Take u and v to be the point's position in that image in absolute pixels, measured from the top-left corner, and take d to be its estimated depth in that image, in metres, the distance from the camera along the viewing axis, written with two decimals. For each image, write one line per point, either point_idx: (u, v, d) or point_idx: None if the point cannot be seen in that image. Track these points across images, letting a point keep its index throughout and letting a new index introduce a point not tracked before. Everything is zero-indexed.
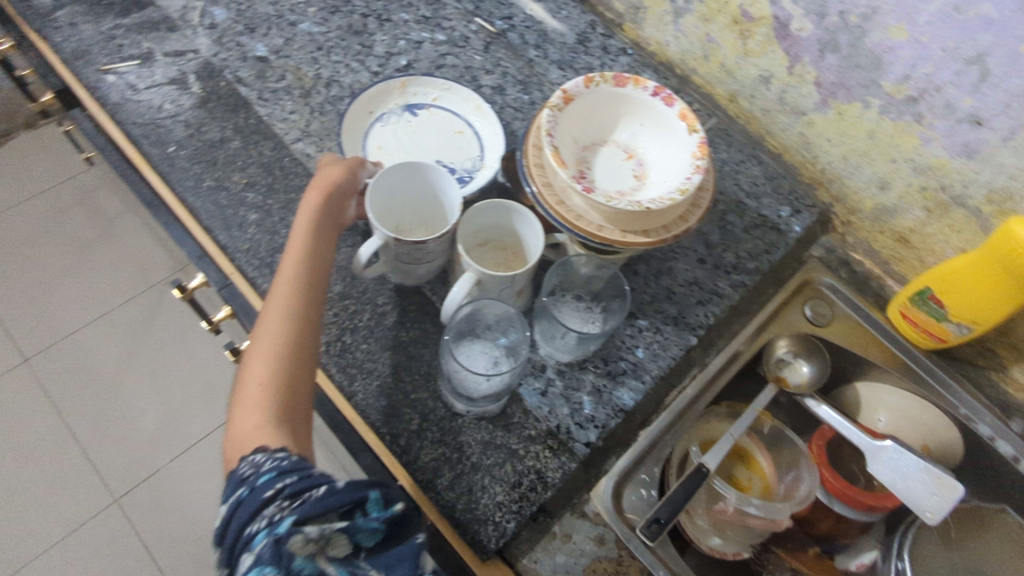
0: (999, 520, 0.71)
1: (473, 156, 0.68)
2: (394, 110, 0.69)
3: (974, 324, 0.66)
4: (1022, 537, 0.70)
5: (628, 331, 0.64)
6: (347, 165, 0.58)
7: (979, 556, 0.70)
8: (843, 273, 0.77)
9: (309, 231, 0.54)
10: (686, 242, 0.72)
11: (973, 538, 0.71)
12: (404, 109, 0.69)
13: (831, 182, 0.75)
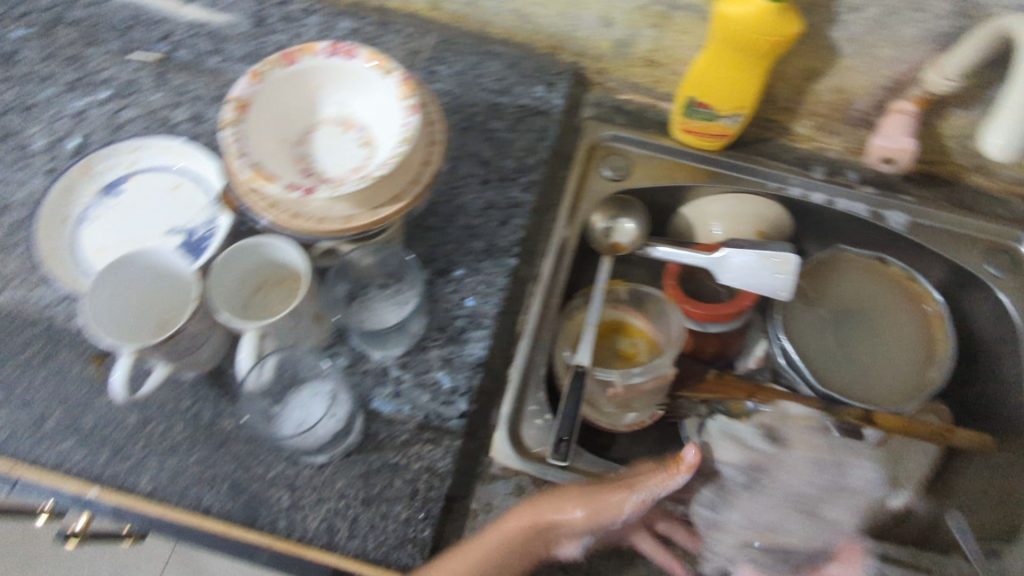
0: (842, 258, 0.77)
1: (201, 204, 0.61)
2: (92, 200, 0.61)
3: (742, 110, 0.68)
4: (862, 263, 0.77)
5: (449, 288, 0.62)
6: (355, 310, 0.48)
7: (841, 297, 0.76)
8: (620, 118, 0.76)
9: None
10: (464, 170, 0.68)
11: (830, 285, 0.76)
12: (102, 193, 0.62)
13: (565, 42, 0.73)
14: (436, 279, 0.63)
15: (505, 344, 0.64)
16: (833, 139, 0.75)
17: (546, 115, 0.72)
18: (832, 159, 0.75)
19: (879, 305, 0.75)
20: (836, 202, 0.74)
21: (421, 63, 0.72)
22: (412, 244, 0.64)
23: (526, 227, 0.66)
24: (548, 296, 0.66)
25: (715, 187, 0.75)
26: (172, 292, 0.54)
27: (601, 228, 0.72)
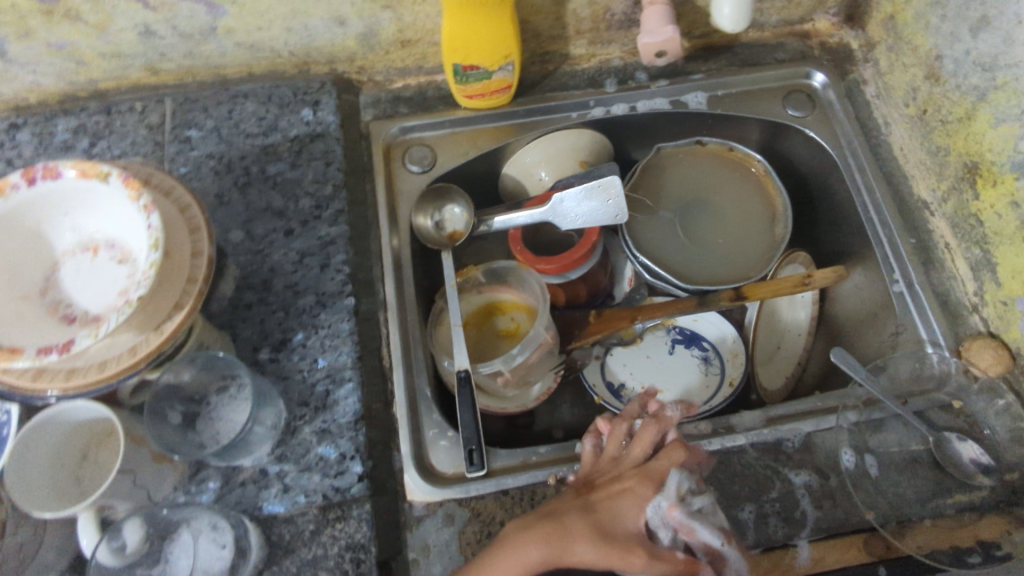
0: (663, 157, 0.77)
1: None
2: None
3: (510, 58, 0.64)
4: (681, 153, 0.77)
5: (296, 357, 0.58)
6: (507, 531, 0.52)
7: (677, 193, 0.76)
8: (404, 108, 0.72)
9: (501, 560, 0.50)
10: (261, 228, 0.62)
11: (662, 186, 0.77)
12: None
13: (310, 56, 0.67)
14: (279, 355, 0.58)
15: (378, 385, 0.61)
16: (611, 47, 0.74)
17: (324, 137, 0.66)
18: (617, 67, 0.75)
19: (709, 187, 0.76)
20: (637, 108, 0.74)
21: (169, 135, 0.65)
22: (238, 330, 0.59)
23: (350, 261, 0.62)
24: (404, 317, 0.64)
25: (522, 138, 0.73)
26: None
27: (430, 225, 0.69)
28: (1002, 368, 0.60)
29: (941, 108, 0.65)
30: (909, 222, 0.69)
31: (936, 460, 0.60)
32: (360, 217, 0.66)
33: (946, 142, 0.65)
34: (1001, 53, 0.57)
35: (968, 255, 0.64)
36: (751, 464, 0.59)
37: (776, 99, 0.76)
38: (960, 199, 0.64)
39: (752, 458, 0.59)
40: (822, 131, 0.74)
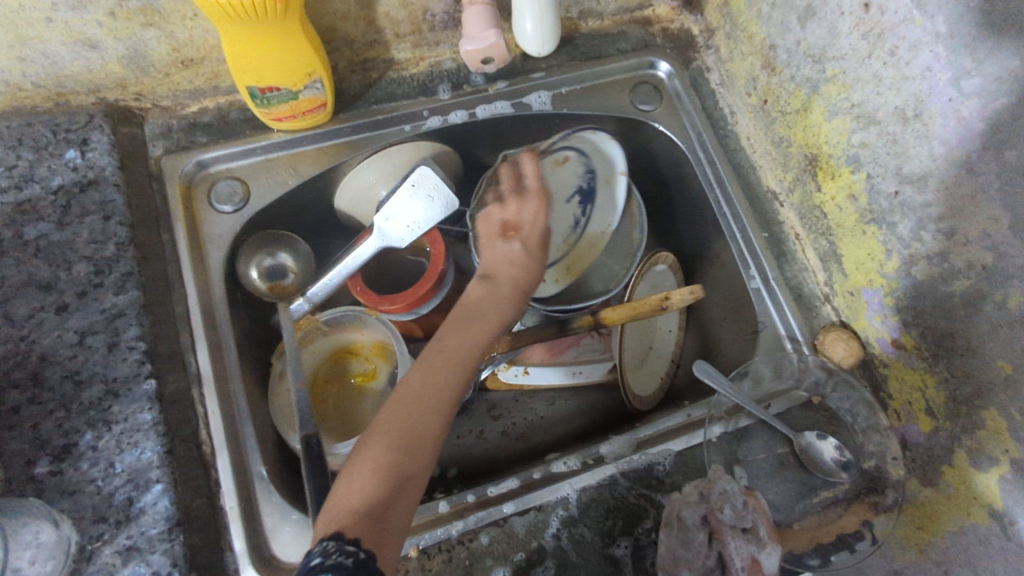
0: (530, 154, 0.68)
1: None
2: None
3: (313, 74, 0.56)
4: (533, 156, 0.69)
5: (84, 463, 0.48)
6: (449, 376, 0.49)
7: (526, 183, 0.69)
8: (201, 135, 0.62)
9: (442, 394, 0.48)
10: (24, 306, 0.51)
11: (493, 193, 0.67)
12: None
13: (64, 84, 0.55)
14: (62, 465, 0.48)
15: (199, 476, 0.51)
16: (440, 49, 0.66)
17: (98, 184, 0.55)
18: (451, 70, 0.68)
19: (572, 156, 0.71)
20: (475, 115, 0.67)
21: None
22: (4, 442, 0.47)
23: (145, 334, 0.52)
24: (224, 389, 0.56)
25: (350, 159, 0.64)
26: None
27: (256, 273, 0.62)
28: (855, 359, 0.60)
29: (780, 99, 0.63)
30: (760, 215, 0.68)
31: (800, 461, 0.60)
32: (157, 275, 0.56)
33: (787, 133, 0.63)
34: (827, 44, 0.56)
35: (817, 245, 0.63)
36: (625, 498, 0.55)
37: (622, 94, 0.72)
38: (805, 190, 0.63)
39: (625, 491, 0.56)
40: (670, 124, 0.72)
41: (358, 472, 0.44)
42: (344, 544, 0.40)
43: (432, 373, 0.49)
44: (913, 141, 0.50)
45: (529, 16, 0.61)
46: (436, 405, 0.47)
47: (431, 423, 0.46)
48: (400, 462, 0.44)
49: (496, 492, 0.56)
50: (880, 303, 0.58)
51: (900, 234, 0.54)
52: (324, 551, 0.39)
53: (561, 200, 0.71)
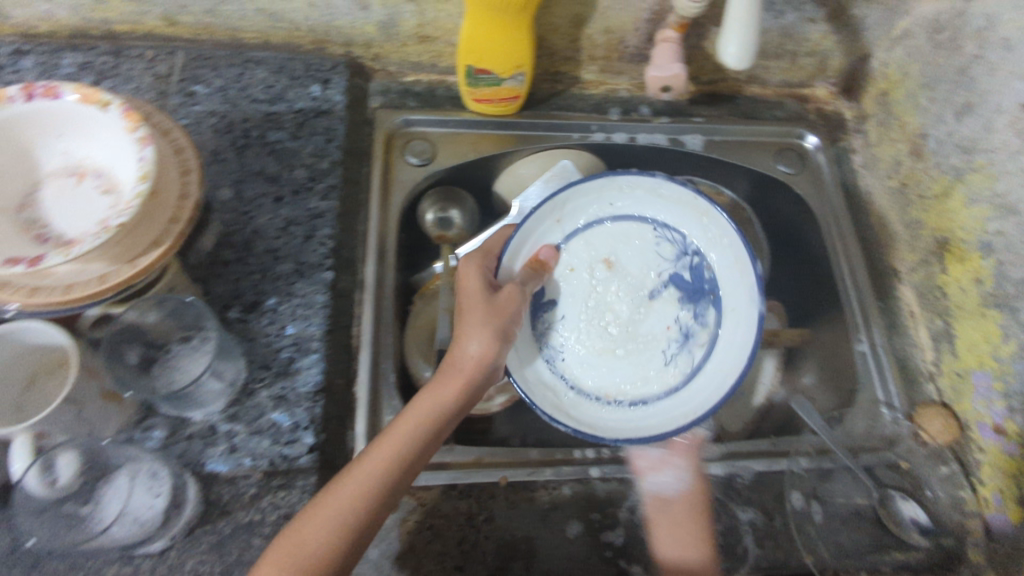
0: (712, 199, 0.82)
1: None
2: None
3: (520, 69, 0.67)
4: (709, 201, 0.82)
5: (264, 321, 0.57)
6: (370, 465, 0.48)
7: None
8: (411, 101, 0.74)
9: (354, 483, 0.47)
10: (252, 190, 0.63)
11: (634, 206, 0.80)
12: None
13: (329, 34, 0.69)
14: (248, 316, 0.57)
15: (343, 362, 0.60)
16: (620, 79, 0.77)
17: (328, 113, 0.67)
18: (623, 98, 0.78)
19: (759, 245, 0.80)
20: (635, 139, 0.76)
21: (175, 86, 0.66)
22: (211, 285, 0.58)
23: (335, 236, 0.62)
24: (379, 299, 0.64)
25: (522, 149, 0.75)
26: None
27: (432, 219, 0.74)
28: (950, 436, 0.61)
29: (921, 184, 0.68)
30: (879, 287, 0.71)
31: (879, 518, 0.61)
32: (351, 196, 0.67)
33: (921, 216, 0.68)
34: (980, 137, 0.61)
35: (931, 324, 0.67)
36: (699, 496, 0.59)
37: (769, 155, 0.79)
38: (929, 271, 0.67)
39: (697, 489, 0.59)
40: (807, 189, 0.77)
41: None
42: None
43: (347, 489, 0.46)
44: None
45: (733, 40, 0.58)
46: (346, 516, 0.45)
47: (349, 513, 0.45)
48: None
49: (582, 455, 0.60)
50: (988, 386, 0.60)
51: (1021, 319, 0.57)
52: None
53: (648, 296, 0.65)
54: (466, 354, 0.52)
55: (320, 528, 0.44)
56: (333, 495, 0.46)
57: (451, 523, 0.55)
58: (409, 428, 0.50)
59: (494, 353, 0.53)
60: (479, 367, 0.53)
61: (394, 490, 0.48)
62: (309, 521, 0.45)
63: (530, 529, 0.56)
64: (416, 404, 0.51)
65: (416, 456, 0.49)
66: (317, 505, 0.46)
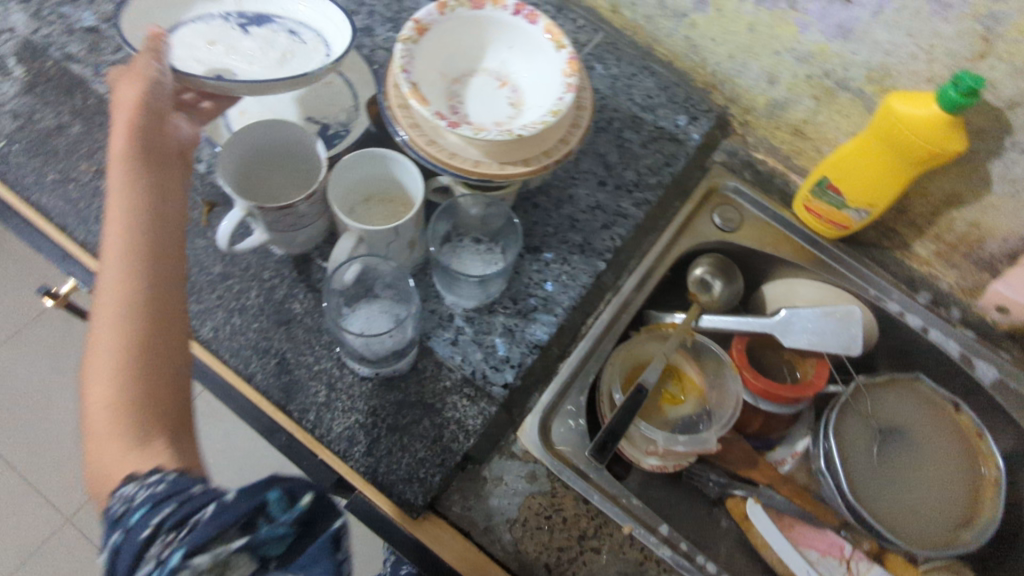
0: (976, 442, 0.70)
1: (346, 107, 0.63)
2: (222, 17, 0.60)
3: (870, 208, 0.68)
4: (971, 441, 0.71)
5: (534, 266, 0.63)
6: (117, 196, 0.44)
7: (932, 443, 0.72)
8: (747, 174, 0.77)
9: (114, 245, 0.43)
10: (586, 165, 0.70)
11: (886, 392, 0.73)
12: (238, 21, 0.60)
13: (723, 85, 0.74)
14: (525, 254, 0.64)
15: (565, 339, 0.64)
16: (949, 272, 0.73)
17: (680, 143, 0.72)
18: (940, 290, 0.74)
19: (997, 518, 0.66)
20: (930, 332, 0.71)
21: (582, 56, 0.75)
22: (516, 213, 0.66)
23: (625, 238, 0.67)
24: (621, 311, 0.67)
25: (815, 273, 0.74)
26: (296, 164, 0.57)
27: (698, 275, 0.75)
28: None
29: None
30: None
31: None
32: (653, 217, 0.71)
33: None
34: None
35: None
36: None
37: None
38: None
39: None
40: None
41: (92, 393, 0.40)
42: (149, 476, 0.37)
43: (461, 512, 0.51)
44: None
45: None
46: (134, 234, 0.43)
47: (131, 258, 0.42)
48: (131, 343, 0.40)
49: (699, 562, 0.58)
50: None
51: None
52: (128, 495, 0.36)
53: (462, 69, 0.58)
54: (124, 99, 0.46)
55: (127, 258, 0.42)
56: (113, 244, 0.43)
57: (565, 529, 0.56)
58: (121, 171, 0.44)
59: (132, 87, 0.47)
60: (127, 104, 0.46)
61: (166, 164, 0.47)
62: (109, 277, 0.42)
63: None
64: (126, 135, 0.46)
65: (154, 134, 0.47)
66: (101, 307, 0.41)
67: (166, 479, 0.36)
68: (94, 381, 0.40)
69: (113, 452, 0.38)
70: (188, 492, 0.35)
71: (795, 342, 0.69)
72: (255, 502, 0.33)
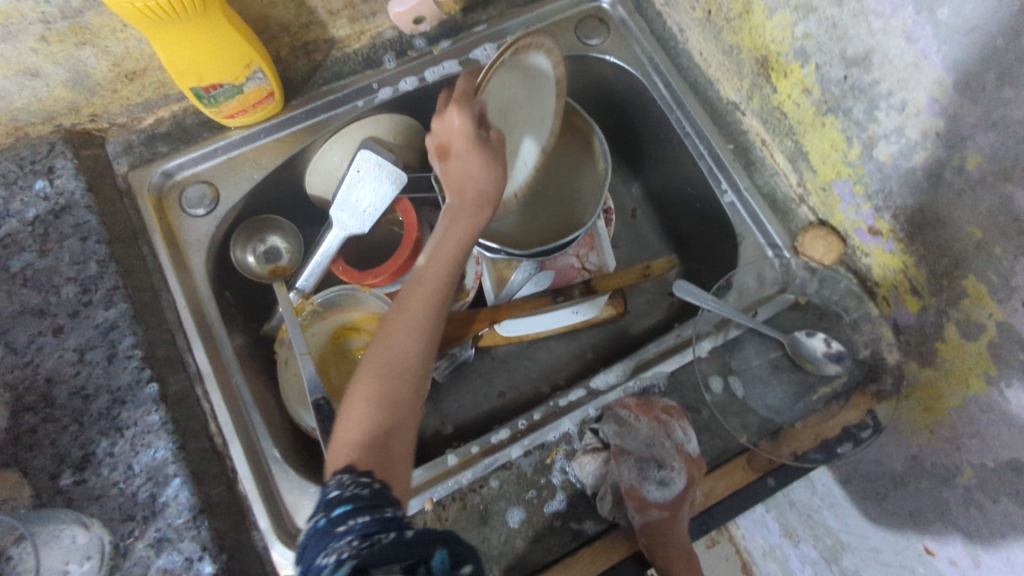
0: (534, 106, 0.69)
1: None
2: None
3: (256, 65, 0.57)
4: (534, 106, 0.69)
5: (105, 470, 0.50)
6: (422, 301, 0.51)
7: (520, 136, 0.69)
8: (162, 145, 0.64)
9: (366, 404, 0.46)
10: (22, 335, 0.53)
11: None
12: None
13: (20, 116, 0.56)
14: (84, 474, 0.49)
15: (215, 463, 0.55)
16: (379, 20, 0.65)
17: (70, 208, 0.57)
18: (392, 39, 0.68)
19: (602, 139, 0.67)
20: (425, 79, 0.69)
21: None
22: (27, 461, 0.49)
23: (140, 341, 0.54)
24: (226, 382, 0.59)
25: (311, 143, 0.66)
26: None
27: (252, 259, 0.67)
28: (833, 255, 0.61)
29: (722, 7, 0.62)
30: (722, 126, 0.69)
31: (794, 361, 0.61)
32: (142, 284, 0.58)
33: (735, 40, 0.63)
34: None
35: (782, 147, 0.63)
36: (649, 436, 0.55)
37: (569, 32, 0.72)
38: (762, 94, 0.63)
39: (649, 430, 0.55)
40: (621, 54, 0.72)
41: (354, 422, 0.46)
42: (358, 476, 0.42)
43: (385, 355, 0.48)
44: (851, 23, 0.50)
45: None
46: (391, 397, 0.47)
47: (395, 367, 0.48)
48: (383, 393, 0.47)
49: (498, 440, 0.58)
50: (851, 193, 0.58)
51: (856, 118, 0.54)
52: (341, 484, 0.41)
53: None
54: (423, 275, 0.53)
55: (362, 418, 0.46)
56: (405, 306, 0.51)
57: None
58: (418, 306, 0.51)
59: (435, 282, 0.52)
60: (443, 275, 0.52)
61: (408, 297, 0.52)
62: (398, 320, 0.50)
63: (475, 538, 0.53)
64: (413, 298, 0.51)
65: (387, 382, 0.47)
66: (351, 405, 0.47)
67: (343, 482, 0.41)
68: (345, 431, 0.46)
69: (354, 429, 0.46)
70: (383, 509, 0.40)
71: (362, 226, 0.62)
72: (432, 547, 0.38)
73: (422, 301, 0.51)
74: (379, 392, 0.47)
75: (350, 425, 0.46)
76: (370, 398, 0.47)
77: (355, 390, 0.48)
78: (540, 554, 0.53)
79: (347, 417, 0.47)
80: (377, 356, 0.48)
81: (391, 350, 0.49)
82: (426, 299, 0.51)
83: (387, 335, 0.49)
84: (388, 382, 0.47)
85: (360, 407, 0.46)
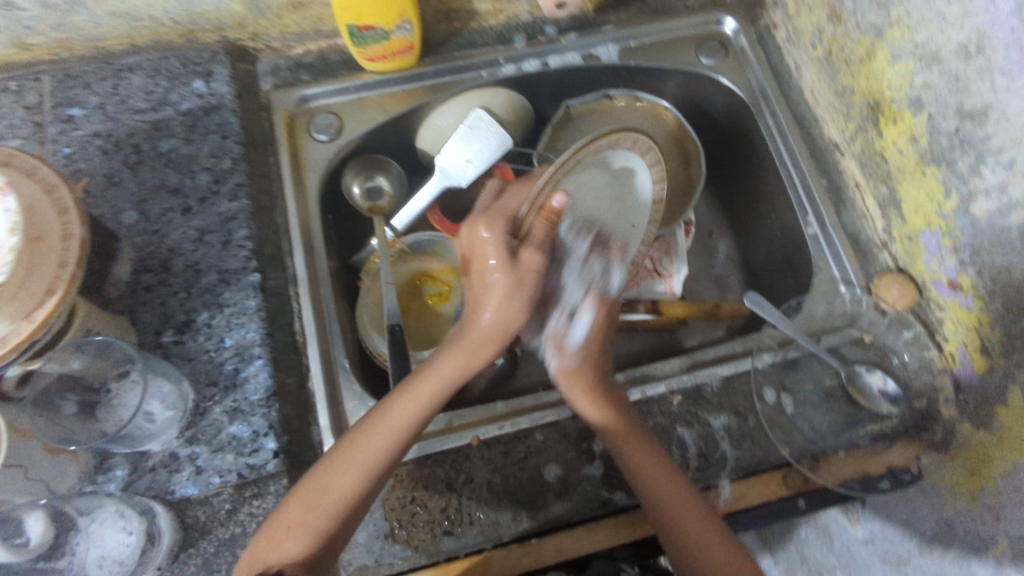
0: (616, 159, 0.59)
1: None
2: None
3: (406, 16, 0.63)
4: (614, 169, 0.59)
5: (200, 338, 0.55)
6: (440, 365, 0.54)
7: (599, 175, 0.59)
8: (304, 75, 0.71)
9: (355, 467, 0.49)
10: (158, 207, 0.59)
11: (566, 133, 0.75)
12: None
13: (197, 22, 0.63)
14: (183, 336, 0.55)
15: (291, 359, 0.60)
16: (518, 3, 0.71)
17: (218, 108, 0.63)
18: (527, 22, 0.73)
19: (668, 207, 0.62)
20: (548, 64, 0.73)
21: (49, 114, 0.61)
22: (139, 314, 0.55)
23: (253, 236, 0.60)
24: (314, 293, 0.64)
25: (432, 100, 0.71)
26: None
27: (359, 190, 0.72)
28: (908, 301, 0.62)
29: (845, 48, 0.65)
30: (820, 163, 0.71)
31: (848, 393, 0.63)
32: (262, 189, 0.64)
33: (851, 82, 0.65)
34: None
35: (876, 192, 0.65)
36: None
37: (689, 48, 0.76)
38: (866, 138, 0.65)
39: None
40: (734, 77, 0.75)
41: (287, 538, 0.46)
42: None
43: (329, 486, 0.48)
44: (975, 78, 0.52)
45: None
46: (362, 481, 0.49)
47: (377, 452, 0.50)
48: (334, 508, 0.48)
49: (548, 398, 0.61)
50: (938, 245, 0.59)
51: (959, 171, 0.56)
52: None
53: None
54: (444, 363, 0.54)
55: (337, 485, 0.48)
56: (372, 434, 0.50)
57: (431, 493, 0.55)
58: (390, 430, 0.51)
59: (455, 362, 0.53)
60: (485, 338, 0.53)
61: (378, 424, 0.51)
62: (362, 440, 0.51)
63: (512, 480, 0.56)
64: (387, 423, 0.51)
65: (325, 498, 0.48)
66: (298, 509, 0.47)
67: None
68: (298, 508, 0.47)
69: (285, 534, 0.46)
70: None
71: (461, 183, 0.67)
72: None
73: (403, 412, 0.52)
74: (333, 506, 0.48)
75: (290, 536, 0.46)
76: (360, 451, 0.50)
77: (310, 490, 0.49)
78: (570, 511, 0.55)
79: (284, 525, 0.47)
80: (314, 488, 0.48)
81: (394, 419, 0.51)
82: (412, 405, 0.52)
83: (340, 457, 0.50)
84: (379, 447, 0.50)
85: (344, 470, 0.49)
